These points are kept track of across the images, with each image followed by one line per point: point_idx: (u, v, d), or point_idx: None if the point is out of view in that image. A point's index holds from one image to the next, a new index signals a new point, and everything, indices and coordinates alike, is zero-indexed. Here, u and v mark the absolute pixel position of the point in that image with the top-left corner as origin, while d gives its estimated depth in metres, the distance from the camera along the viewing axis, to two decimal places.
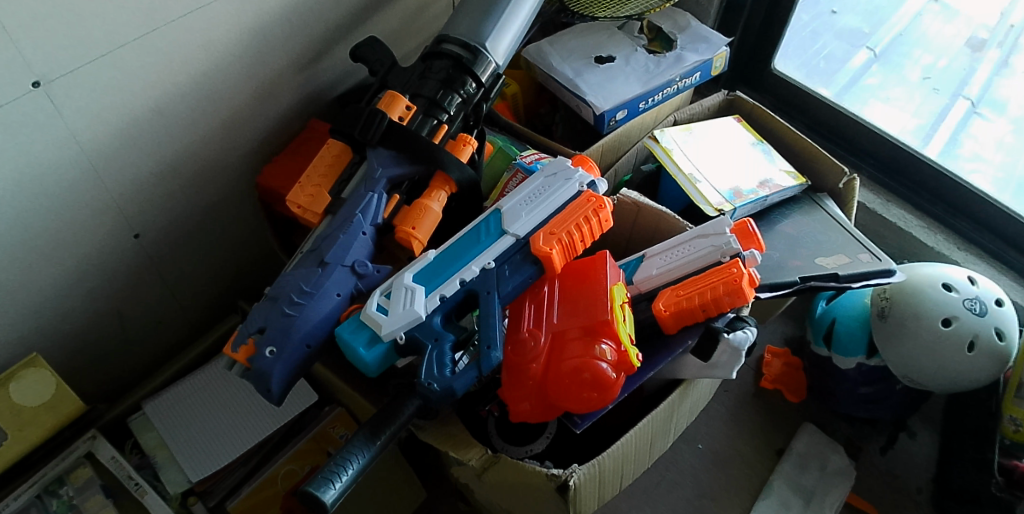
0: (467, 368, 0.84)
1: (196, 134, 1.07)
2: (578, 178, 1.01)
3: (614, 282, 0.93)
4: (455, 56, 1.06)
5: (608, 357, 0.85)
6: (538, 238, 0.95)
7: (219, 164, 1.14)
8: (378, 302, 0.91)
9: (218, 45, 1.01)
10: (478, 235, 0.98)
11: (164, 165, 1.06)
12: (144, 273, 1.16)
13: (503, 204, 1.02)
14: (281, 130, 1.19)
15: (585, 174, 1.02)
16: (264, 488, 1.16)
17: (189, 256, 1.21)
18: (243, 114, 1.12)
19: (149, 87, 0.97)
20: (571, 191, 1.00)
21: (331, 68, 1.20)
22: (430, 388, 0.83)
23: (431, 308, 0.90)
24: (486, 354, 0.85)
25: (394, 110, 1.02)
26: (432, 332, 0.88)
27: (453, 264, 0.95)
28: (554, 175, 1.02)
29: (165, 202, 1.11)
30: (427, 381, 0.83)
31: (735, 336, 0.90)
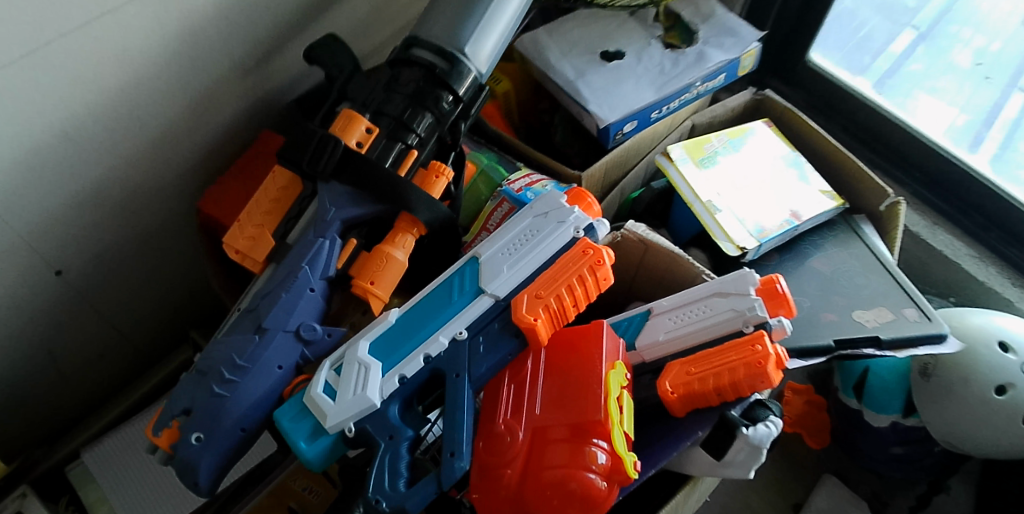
0: (425, 483, 0.68)
1: (120, 156, 0.90)
2: (573, 221, 0.83)
3: (611, 362, 0.76)
4: (427, 65, 0.87)
5: (598, 466, 0.69)
6: (521, 303, 0.78)
7: (153, 187, 0.97)
8: (325, 382, 0.76)
9: (136, 55, 0.82)
10: (449, 294, 0.81)
11: (83, 196, 0.90)
12: (74, 309, 1.01)
13: (481, 251, 0.85)
14: (225, 141, 1.02)
15: (582, 216, 0.84)
16: None
17: (129, 285, 1.06)
18: (177, 128, 0.94)
19: (51, 111, 0.79)
20: (564, 240, 0.82)
21: (284, 68, 1.01)
22: (377, 507, 0.67)
23: (388, 391, 0.75)
24: (451, 464, 0.69)
25: (350, 136, 0.84)
26: (387, 426, 0.73)
27: (417, 332, 0.79)
28: (544, 217, 0.85)
29: (90, 234, 0.94)
30: (372, 497, 0.68)
31: (756, 432, 0.76)
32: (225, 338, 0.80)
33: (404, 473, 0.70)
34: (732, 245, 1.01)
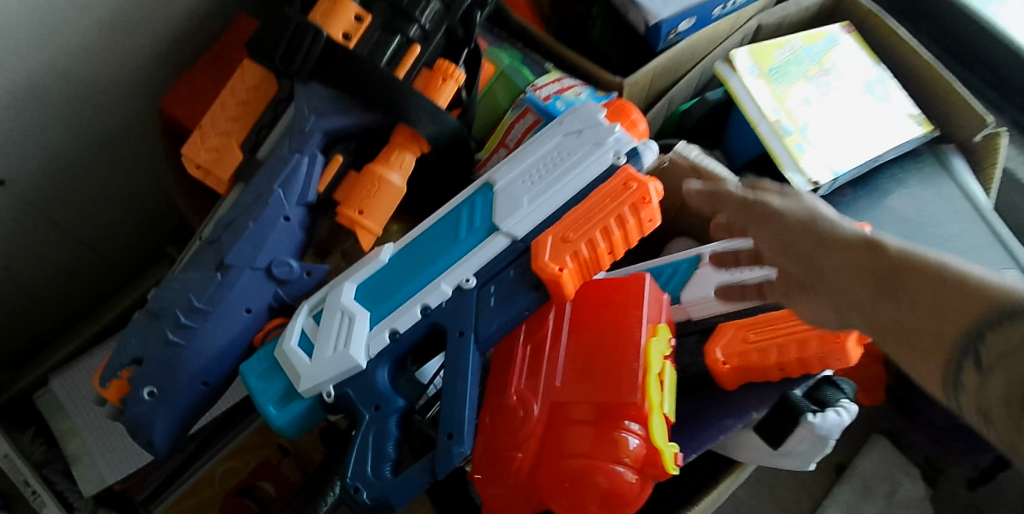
0: (415, 472, 0.57)
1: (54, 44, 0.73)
2: (613, 143, 0.66)
3: (653, 326, 0.61)
4: None
5: (628, 459, 0.56)
6: (544, 248, 0.62)
7: (101, 84, 0.81)
8: (302, 333, 0.63)
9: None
10: (455, 230, 0.66)
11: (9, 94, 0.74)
12: (27, 224, 0.87)
13: (497, 177, 0.68)
14: (189, 29, 0.84)
15: (625, 137, 0.66)
16: (201, 490, 0.89)
17: (90, 199, 0.92)
18: (126, 12, 0.76)
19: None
20: (601, 168, 0.65)
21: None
22: (358, 498, 0.57)
23: (376, 350, 0.62)
24: (448, 449, 0.57)
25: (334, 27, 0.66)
26: (373, 393, 0.60)
27: (414, 277, 0.64)
28: (577, 136, 0.67)
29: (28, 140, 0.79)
30: (351, 483, 0.57)
31: (826, 422, 0.63)
32: (182, 273, 0.66)
33: (392, 455, 0.58)
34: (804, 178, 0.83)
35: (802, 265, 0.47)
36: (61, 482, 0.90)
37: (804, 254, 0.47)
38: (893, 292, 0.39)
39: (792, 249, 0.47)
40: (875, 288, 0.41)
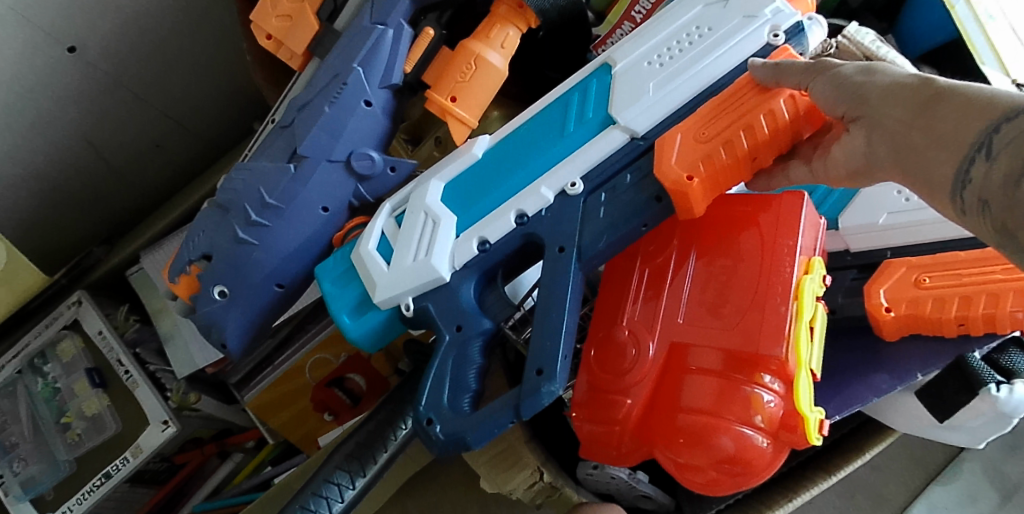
0: (495, 409, 0.48)
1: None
2: (769, 16, 0.50)
3: (806, 262, 0.49)
4: None
5: (760, 422, 0.46)
6: (670, 148, 0.47)
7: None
8: (381, 234, 0.55)
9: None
10: (562, 121, 0.54)
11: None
12: (106, 96, 0.82)
13: (617, 58, 0.55)
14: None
15: (786, 9, 0.50)
16: (290, 380, 0.88)
17: (168, 69, 0.85)
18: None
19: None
20: (751, 50, 0.50)
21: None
22: (432, 435, 0.49)
23: (460, 262, 0.53)
24: (536, 387, 0.47)
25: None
26: (456, 311, 0.52)
27: (509, 179, 0.54)
28: (723, 6, 0.52)
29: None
30: (423, 415, 0.50)
31: (1012, 397, 0.50)
32: (252, 163, 0.58)
33: (472, 387, 0.50)
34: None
35: (845, 106, 0.38)
36: (154, 362, 0.90)
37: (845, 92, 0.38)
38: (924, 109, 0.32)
39: (838, 90, 0.38)
40: (910, 108, 0.33)
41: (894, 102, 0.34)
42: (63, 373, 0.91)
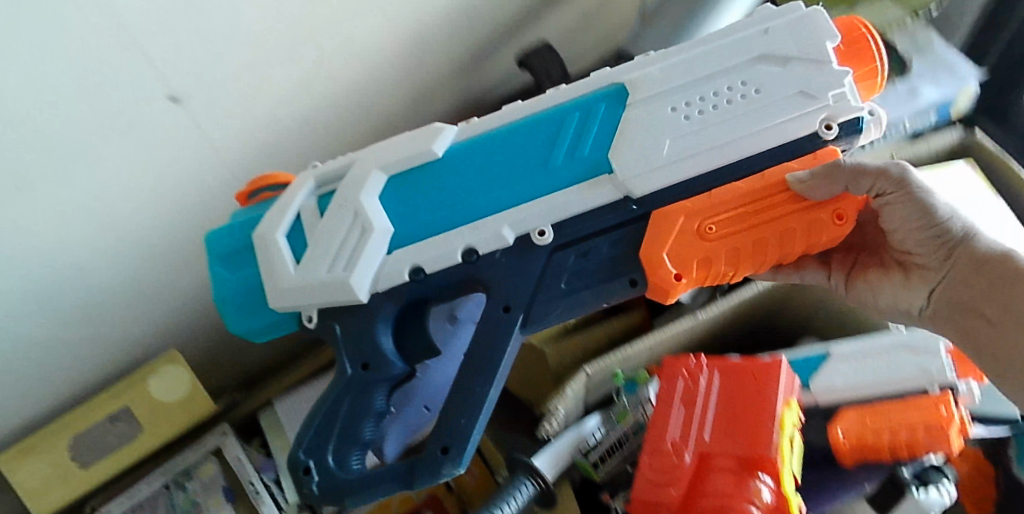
0: (395, 471, 0.68)
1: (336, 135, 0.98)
2: (827, 101, 0.63)
3: (786, 401, 0.77)
4: None
5: (762, 502, 0.71)
6: (673, 228, 0.64)
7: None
8: (291, 222, 0.70)
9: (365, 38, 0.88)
10: (550, 151, 0.67)
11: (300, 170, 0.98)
12: None
13: (637, 81, 0.66)
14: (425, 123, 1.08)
15: (852, 96, 0.63)
16: None
17: None
18: (391, 113, 1.01)
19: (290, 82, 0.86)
20: (801, 134, 0.63)
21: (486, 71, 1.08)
22: (306, 487, 0.68)
23: (385, 287, 0.68)
24: (440, 463, 0.65)
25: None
26: (365, 353, 0.70)
27: (489, 194, 0.67)
28: (783, 68, 0.63)
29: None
30: (304, 462, 0.68)
31: (929, 501, 0.76)
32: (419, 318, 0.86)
33: (360, 439, 0.70)
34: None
35: (921, 246, 0.67)
36: (275, 485, 1.12)
37: (933, 244, 0.66)
38: (1006, 291, 0.62)
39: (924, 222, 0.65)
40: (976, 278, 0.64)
41: (976, 272, 0.64)
42: (201, 489, 1.12)
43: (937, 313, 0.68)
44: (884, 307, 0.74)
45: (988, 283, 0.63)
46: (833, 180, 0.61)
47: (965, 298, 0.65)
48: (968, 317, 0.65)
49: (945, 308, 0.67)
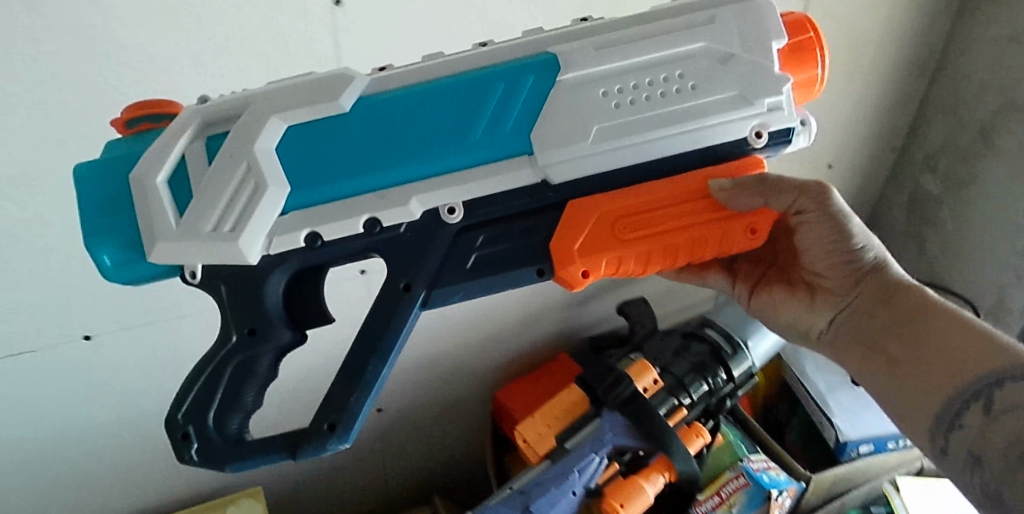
0: (272, 449, 0.45)
1: (426, 387, 1.04)
2: (764, 108, 0.46)
3: None
4: (714, 344, 0.91)
5: None
6: (582, 229, 0.46)
7: (453, 396, 1.08)
8: (166, 169, 0.45)
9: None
10: (466, 124, 0.46)
11: (447, 364, 1.02)
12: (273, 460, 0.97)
13: (569, 61, 0.46)
14: (531, 353, 1.08)
15: (786, 107, 0.46)
16: None
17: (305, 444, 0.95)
18: (500, 331, 1.03)
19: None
20: (730, 138, 0.47)
21: (597, 310, 1.10)
22: (186, 455, 0.45)
23: (278, 252, 0.46)
24: (323, 443, 0.45)
25: (639, 380, 0.83)
26: (252, 313, 0.46)
27: (373, 169, 0.45)
28: (731, 59, 0.46)
29: (424, 406, 1.06)
30: (181, 426, 0.45)
31: None
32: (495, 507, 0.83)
33: (250, 405, 0.47)
34: (879, 509, 0.96)
35: None
36: None
37: (842, 267, 0.53)
38: (920, 324, 0.50)
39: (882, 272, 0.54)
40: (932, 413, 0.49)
41: (887, 304, 0.52)
42: None
43: (838, 338, 0.55)
44: (785, 329, 0.59)
45: (898, 321, 0.51)
46: (753, 191, 0.45)
47: (867, 330, 0.52)
48: (870, 352, 0.52)
49: (849, 334, 0.54)
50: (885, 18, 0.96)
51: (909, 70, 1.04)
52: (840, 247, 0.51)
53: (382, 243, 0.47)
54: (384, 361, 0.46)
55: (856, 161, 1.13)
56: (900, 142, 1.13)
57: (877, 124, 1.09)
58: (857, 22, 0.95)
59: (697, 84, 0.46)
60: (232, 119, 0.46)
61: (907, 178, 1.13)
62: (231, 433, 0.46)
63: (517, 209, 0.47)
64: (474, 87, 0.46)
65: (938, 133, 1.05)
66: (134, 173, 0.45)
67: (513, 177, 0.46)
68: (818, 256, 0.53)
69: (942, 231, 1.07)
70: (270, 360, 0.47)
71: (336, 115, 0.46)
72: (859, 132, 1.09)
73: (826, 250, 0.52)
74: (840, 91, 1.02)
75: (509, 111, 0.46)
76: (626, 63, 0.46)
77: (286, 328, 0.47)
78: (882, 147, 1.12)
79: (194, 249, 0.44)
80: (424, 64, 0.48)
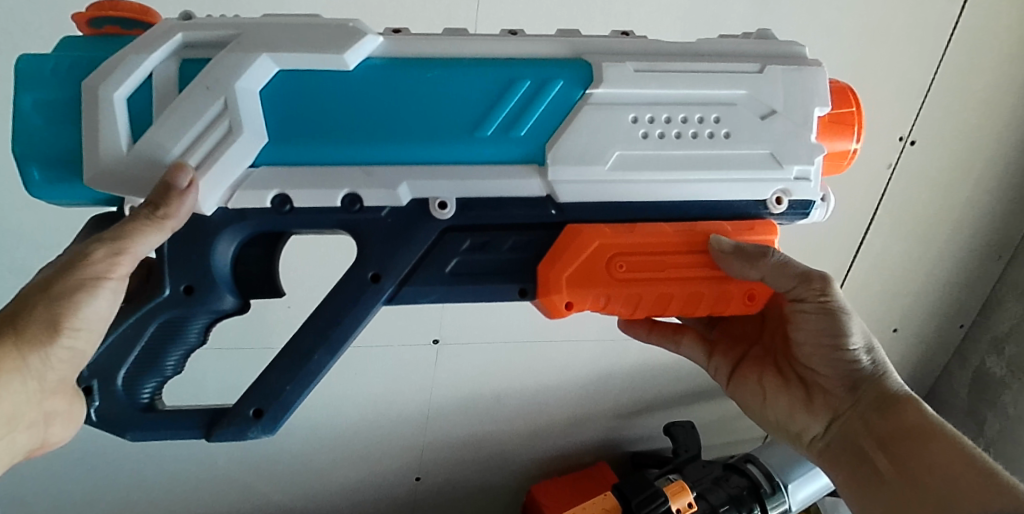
0: (182, 425, 0.40)
1: (469, 469, 0.97)
2: (792, 175, 0.43)
3: None
4: (754, 481, 0.92)
5: None
6: (578, 254, 0.42)
7: (493, 486, 1.00)
8: (126, 86, 0.38)
9: (546, 376, 0.91)
10: (481, 116, 0.41)
11: (489, 448, 0.96)
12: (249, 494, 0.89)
13: (605, 79, 0.42)
14: (573, 458, 1.01)
15: (813, 177, 0.44)
16: None
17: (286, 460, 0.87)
18: (547, 426, 0.97)
19: (473, 383, 0.88)
20: (744, 199, 0.44)
21: (647, 426, 1.02)
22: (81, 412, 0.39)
23: (238, 205, 0.40)
24: (242, 429, 0.40)
25: (675, 500, 0.85)
26: (192, 266, 0.40)
27: (369, 142, 0.41)
28: (770, 119, 0.43)
29: (459, 486, 0.98)
30: (84, 379, 0.39)
31: None
32: None
33: (169, 373, 0.41)
34: None
35: None
36: None
37: (839, 368, 0.52)
38: (913, 444, 0.48)
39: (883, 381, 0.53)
40: None
41: (882, 414, 0.50)
42: None
43: (830, 443, 0.53)
44: (773, 427, 0.58)
45: (894, 433, 0.49)
46: (751, 262, 0.42)
47: (859, 437, 0.51)
48: (862, 462, 0.51)
49: (842, 441, 0.52)
50: (972, 185, 0.84)
51: (981, 253, 0.91)
52: (837, 345, 0.51)
53: (357, 223, 0.41)
54: (333, 353, 0.41)
55: (922, 329, 0.98)
56: (971, 319, 0.97)
57: (942, 302, 0.95)
58: (937, 186, 0.83)
59: (731, 133, 0.43)
60: (217, 48, 0.40)
61: (971, 354, 0.97)
62: (142, 393, 0.40)
63: (512, 221, 0.42)
64: (497, 79, 0.42)
65: (1010, 314, 0.90)
66: (88, 80, 0.38)
67: (518, 186, 0.42)
68: (813, 352, 0.53)
69: (1004, 419, 0.87)
70: (202, 325, 0.41)
71: (340, 72, 0.40)
72: (925, 301, 0.94)
73: (822, 345, 0.52)
74: (907, 256, 0.88)
75: (529, 113, 0.42)
76: (664, 94, 0.42)
77: (231, 293, 0.41)
78: (947, 323, 0.97)
79: (142, 182, 0.39)
80: (448, 39, 0.43)
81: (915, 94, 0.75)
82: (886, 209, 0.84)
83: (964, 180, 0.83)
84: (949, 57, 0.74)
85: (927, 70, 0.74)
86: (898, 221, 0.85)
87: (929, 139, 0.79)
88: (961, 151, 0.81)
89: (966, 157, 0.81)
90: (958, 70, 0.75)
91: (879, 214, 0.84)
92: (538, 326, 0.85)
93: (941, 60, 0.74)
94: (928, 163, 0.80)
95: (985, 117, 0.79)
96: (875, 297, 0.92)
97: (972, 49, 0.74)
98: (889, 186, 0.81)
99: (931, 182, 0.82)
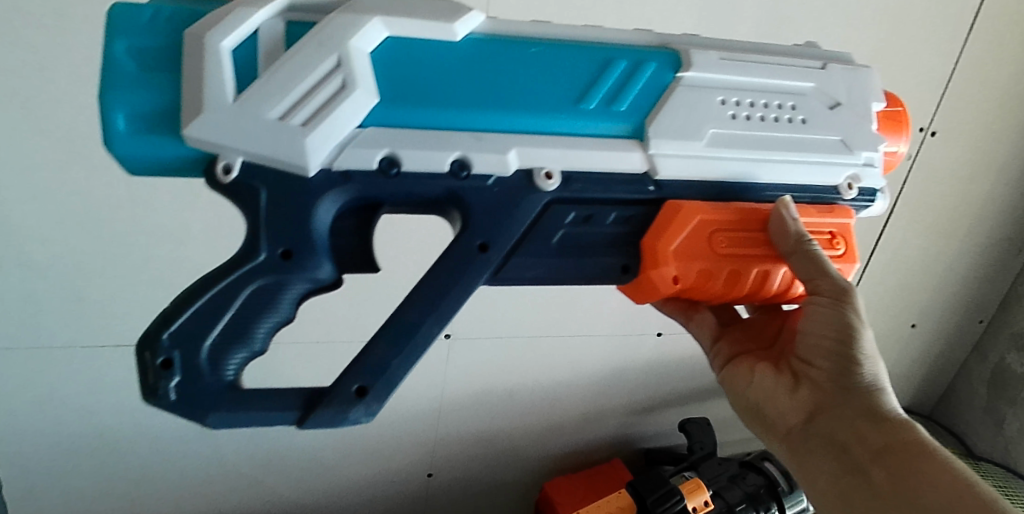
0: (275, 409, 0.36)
1: (479, 464, 0.95)
2: (862, 161, 0.47)
3: None
4: (771, 479, 0.88)
5: None
6: (682, 227, 0.42)
7: (504, 484, 0.99)
8: (233, 34, 0.36)
9: (559, 372, 0.90)
10: (582, 92, 0.42)
11: (501, 439, 0.94)
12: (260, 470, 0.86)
13: (698, 61, 0.44)
14: (585, 456, 1.00)
15: (874, 164, 0.47)
16: None
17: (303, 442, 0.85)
18: (560, 422, 0.96)
19: (485, 377, 0.86)
20: (817, 186, 0.47)
21: (660, 423, 1.01)
22: (160, 389, 0.34)
23: (344, 168, 0.38)
24: (338, 413, 0.36)
25: (691, 499, 0.82)
26: (292, 231, 0.37)
27: (477, 110, 0.40)
28: (836, 111, 0.46)
29: (472, 484, 0.97)
30: (166, 350, 0.34)
31: None
32: None
33: (257, 348, 0.37)
34: None
35: None
36: None
37: (841, 367, 0.47)
38: (905, 461, 0.44)
39: None
40: None
41: (876, 426, 0.46)
42: None
43: (806, 442, 0.49)
44: (746, 412, 0.52)
45: (889, 446, 0.45)
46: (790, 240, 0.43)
47: (848, 445, 0.46)
48: (846, 471, 0.46)
49: (821, 441, 0.48)
50: (991, 182, 0.93)
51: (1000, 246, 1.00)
52: (845, 343, 0.46)
53: (463, 191, 0.40)
54: (441, 323, 0.38)
55: (939, 325, 1.07)
56: (988, 315, 1.06)
57: (963, 298, 1.04)
58: (956, 182, 0.92)
59: (806, 119, 0.46)
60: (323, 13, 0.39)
61: (991, 350, 1.05)
62: (225, 368, 0.36)
63: (616, 196, 0.42)
64: (598, 57, 0.42)
65: None
66: (193, 29, 0.36)
67: (621, 159, 0.42)
68: (815, 344, 0.48)
69: None
70: (299, 295, 0.38)
71: (444, 42, 0.39)
72: (944, 297, 1.04)
73: (830, 341, 0.47)
74: (924, 252, 0.97)
75: (627, 92, 0.42)
76: (748, 80, 0.45)
77: (327, 263, 0.38)
78: (968, 318, 1.06)
79: (245, 137, 0.36)
80: (544, 25, 0.43)
81: (935, 89, 0.83)
82: (904, 204, 0.92)
83: (985, 173, 0.92)
84: (970, 50, 0.82)
85: (948, 61, 0.82)
86: (917, 212, 0.93)
87: (948, 130, 0.87)
88: (980, 144, 0.89)
89: (983, 154, 0.90)
90: (974, 66, 0.83)
91: (898, 209, 0.92)
92: (553, 312, 0.84)
93: (947, 85, 0.83)
94: (948, 154, 0.89)
95: (995, 122, 0.88)
96: (899, 282, 1.00)
97: (986, 48, 0.82)
98: (909, 176, 0.89)
99: (951, 177, 0.91)
